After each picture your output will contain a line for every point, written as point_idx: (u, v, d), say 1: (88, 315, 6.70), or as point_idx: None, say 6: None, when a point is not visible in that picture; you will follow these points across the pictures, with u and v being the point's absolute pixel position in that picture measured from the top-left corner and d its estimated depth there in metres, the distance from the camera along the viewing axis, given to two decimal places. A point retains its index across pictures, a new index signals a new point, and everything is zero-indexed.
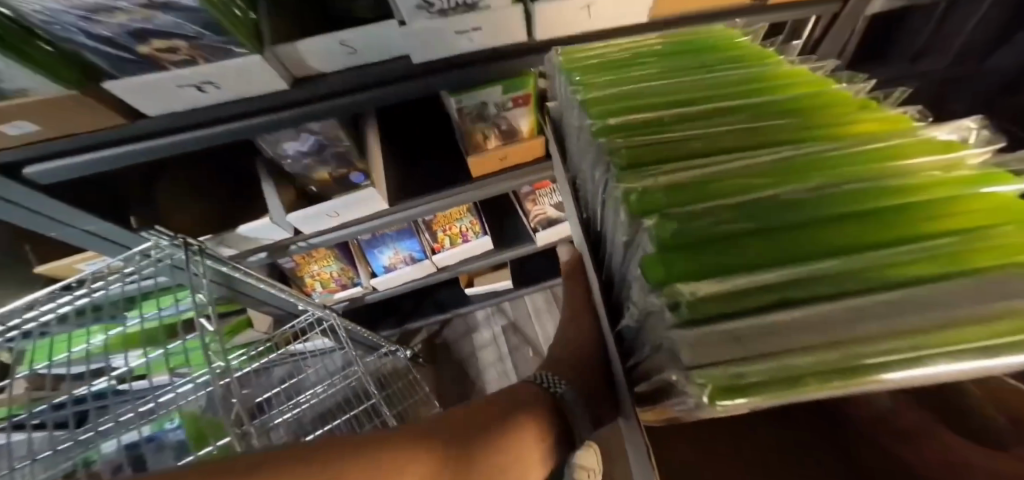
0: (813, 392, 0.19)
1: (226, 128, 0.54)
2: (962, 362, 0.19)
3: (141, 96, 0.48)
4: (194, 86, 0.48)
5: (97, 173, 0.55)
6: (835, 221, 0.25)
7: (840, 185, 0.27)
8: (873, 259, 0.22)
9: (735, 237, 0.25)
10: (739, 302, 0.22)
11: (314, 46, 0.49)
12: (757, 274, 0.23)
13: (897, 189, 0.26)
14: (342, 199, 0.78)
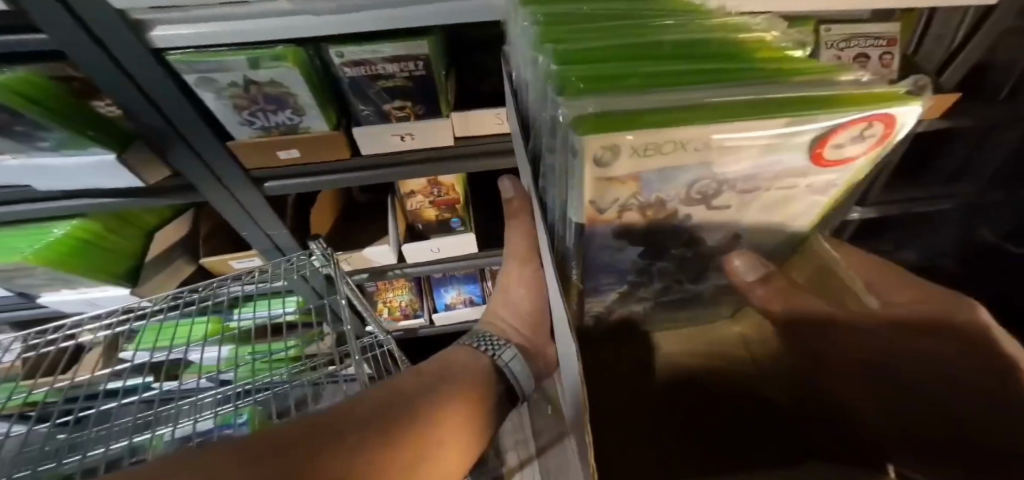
0: (649, 127, 0.21)
1: (409, 169, 0.71)
2: (770, 123, 0.23)
3: (363, 138, 0.64)
4: (401, 136, 0.65)
5: (299, 192, 0.68)
6: (684, 51, 0.28)
7: (692, 26, 0.29)
8: (698, 68, 0.26)
9: (605, 56, 0.28)
10: (605, 86, 0.24)
11: (482, 115, 0.65)
12: (611, 69, 0.26)
13: (743, 39, 0.29)
14: (442, 239, 0.96)
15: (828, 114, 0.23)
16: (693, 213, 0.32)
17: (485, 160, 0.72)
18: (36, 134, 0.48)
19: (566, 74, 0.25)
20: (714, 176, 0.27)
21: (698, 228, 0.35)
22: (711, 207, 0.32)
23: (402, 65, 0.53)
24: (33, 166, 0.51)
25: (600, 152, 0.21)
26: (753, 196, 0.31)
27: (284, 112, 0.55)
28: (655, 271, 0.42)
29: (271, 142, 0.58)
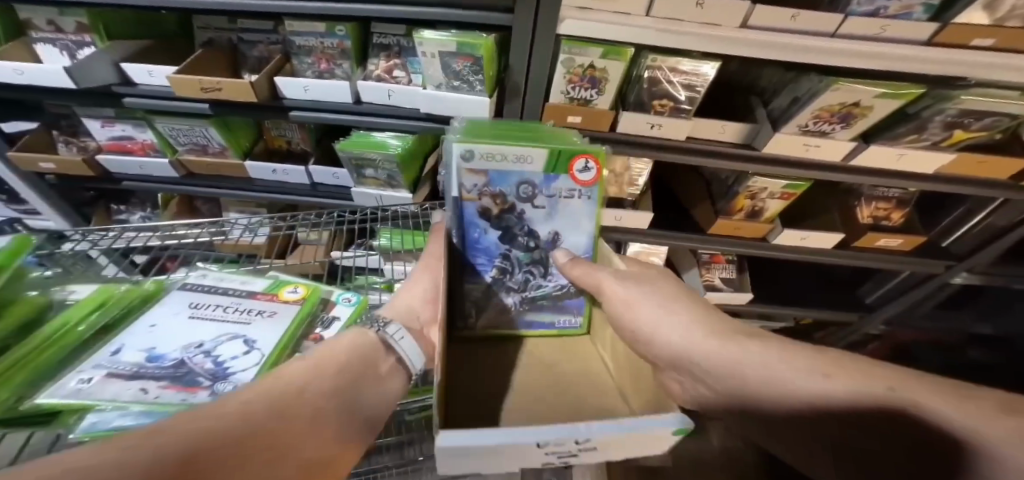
0: (488, 142, 0.46)
1: (640, 150, 0.88)
2: (538, 146, 0.46)
3: (632, 123, 0.84)
4: (652, 125, 0.83)
5: None
6: (531, 131, 0.53)
7: (541, 130, 0.54)
8: (532, 135, 0.50)
9: (493, 127, 0.52)
10: (489, 132, 0.49)
11: (709, 123, 0.83)
12: (495, 132, 0.49)
13: (559, 134, 0.54)
14: (628, 211, 1.02)
15: (575, 149, 0.46)
16: (527, 212, 0.51)
17: (704, 160, 0.87)
18: (463, 82, 0.74)
19: (466, 129, 0.49)
20: (532, 183, 0.49)
21: (537, 224, 0.52)
22: (537, 212, 0.51)
23: (683, 71, 0.77)
24: (445, 98, 0.75)
25: (463, 152, 0.46)
26: (553, 203, 0.51)
27: (592, 90, 0.79)
28: (514, 259, 0.54)
29: (572, 108, 0.82)
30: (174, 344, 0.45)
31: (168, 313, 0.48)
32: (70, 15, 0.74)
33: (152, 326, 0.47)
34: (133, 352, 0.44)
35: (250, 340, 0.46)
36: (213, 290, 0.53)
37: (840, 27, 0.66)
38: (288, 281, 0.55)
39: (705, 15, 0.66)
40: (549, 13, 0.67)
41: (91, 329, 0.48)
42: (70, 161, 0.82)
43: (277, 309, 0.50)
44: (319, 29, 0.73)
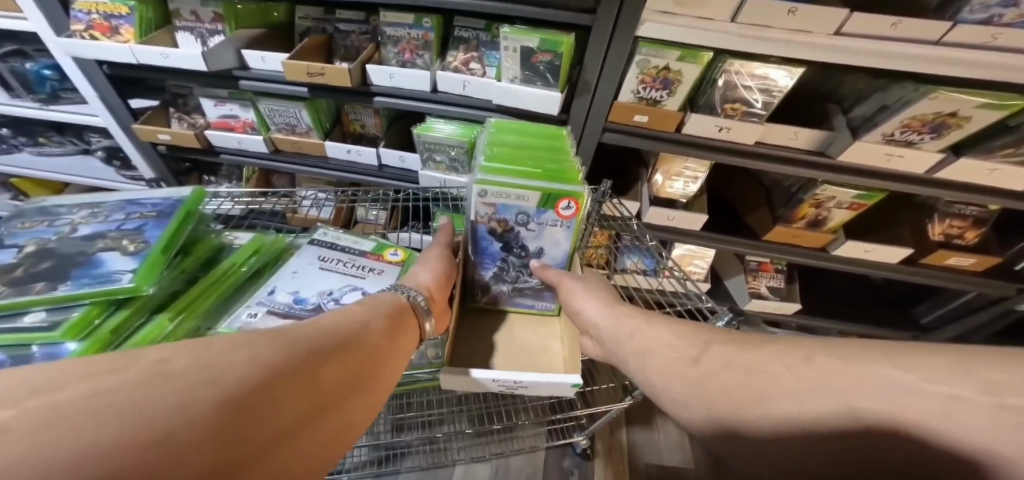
0: (496, 177, 0.49)
1: (703, 152, 0.88)
2: (543, 186, 0.48)
3: (700, 124, 0.84)
4: (720, 127, 0.83)
5: (623, 144, 0.91)
6: (536, 155, 0.55)
7: (544, 150, 0.56)
8: (535, 164, 0.52)
9: (501, 151, 0.54)
10: (499, 163, 0.51)
11: (780, 128, 0.82)
12: (502, 160, 0.52)
13: (558, 155, 0.55)
14: (682, 212, 1.00)
15: (570, 190, 0.48)
16: (524, 234, 0.55)
17: (771, 166, 0.86)
18: (538, 78, 0.78)
19: (481, 161, 0.51)
20: (526, 213, 0.51)
21: (527, 240, 0.56)
22: (521, 233, 0.55)
23: (761, 74, 0.77)
24: (520, 91, 0.78)
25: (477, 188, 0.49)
26: (542, 230, 0.54)
27: (663, 91, 0.81)
28: (510, 263, 0.58)
29: (640, 108, 0.83)
30: (313, 289, 0.54)
31: (304, 263, 0.58)
32: (209, 5, 0.85)
33: (294, 272, 0.56)
34: (281, 293, 0.53)
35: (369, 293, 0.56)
36: (336, 247, 0.61)
37: (945, 35, 0.63)
38: (388, 243, 0.64)
39: (795, 22, 0.67)
40: (632, 13, 0.70)
41: (248, 273, 0.57)
42: (184, 136, 0.91)
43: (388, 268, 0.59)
44: (408, 20, 0.82)
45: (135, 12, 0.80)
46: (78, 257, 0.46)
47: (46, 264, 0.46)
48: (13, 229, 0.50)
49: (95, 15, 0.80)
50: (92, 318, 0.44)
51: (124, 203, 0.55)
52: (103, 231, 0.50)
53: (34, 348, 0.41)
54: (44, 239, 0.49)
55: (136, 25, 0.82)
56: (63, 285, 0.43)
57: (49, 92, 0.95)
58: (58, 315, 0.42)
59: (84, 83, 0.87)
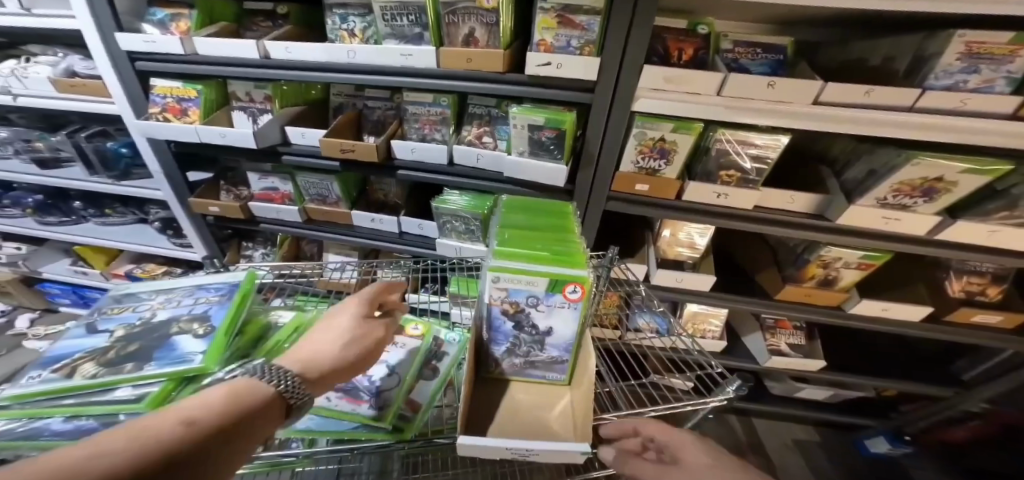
0: (507, 263, 0.53)
1: (705, 216, 0.92)
2: (551, 273, 0.52)
3: (701, 192, 0.88)
4: (718, 194, 0.87)
5: (628, 211, 0.95)
6: (543, 238, 0.60)
7: (550, 233, 0.61)
8: (543, 248, 0.57)
9: (511, 234, 0.60)
10: (509, 247, 0.56)
11: (777, 193, 0.86)
12: (512, 245, 0.57)
13: (563, 238, 0.60)
14: (689, 273, 1.01)
15: (577, 275, 0.52)
16: (533, 316, 0.57)
17: (773, 228, 0.88)
18: (543, 151, 0.85)
19: (493, 246, 0.56)
20: (536, 295, 0.55)
21: (537, 319, 0.57)
22: (531, 313, 0.57)
23: (755, 143, 0.82)
24: (526, 164, 0.86)
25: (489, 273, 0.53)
26: (550, 312, 0.56)
27: (660, 161, 0.87)
28: (521, 339, 0.60)
29: (640, 177, 0.89)
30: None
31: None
32: (263, 89, 0.96)
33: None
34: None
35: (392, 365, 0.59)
36: None
37: (917, 101, 0.72)
38: (410, 318, 0.68)
39: (775, 94, 0.75)
40: (627, 92, 0.80)
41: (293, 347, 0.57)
42: (230, 207, 1.01)
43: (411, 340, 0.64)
44: (427, 100, 0.93)
45: (201, 95, 0.93)
46: (158, 340, 0.50)
47: (134, 346, 0.49)
48: (105, 314, 0.55)
49: (169, 98, 0.93)
50: (169, 391, 0.46)
51: (195, 286, 0.59)
52: (177, 315, 0.53)
53: (119, 419, 0.43)
54: (129, 324, 0.53)
55: (202, 106, 0.93)
56: (148, 364, 0.46)
57: (122, 168, 1.06)
58: (142, 390, 0.45)
59: (154, 162, 0.99)
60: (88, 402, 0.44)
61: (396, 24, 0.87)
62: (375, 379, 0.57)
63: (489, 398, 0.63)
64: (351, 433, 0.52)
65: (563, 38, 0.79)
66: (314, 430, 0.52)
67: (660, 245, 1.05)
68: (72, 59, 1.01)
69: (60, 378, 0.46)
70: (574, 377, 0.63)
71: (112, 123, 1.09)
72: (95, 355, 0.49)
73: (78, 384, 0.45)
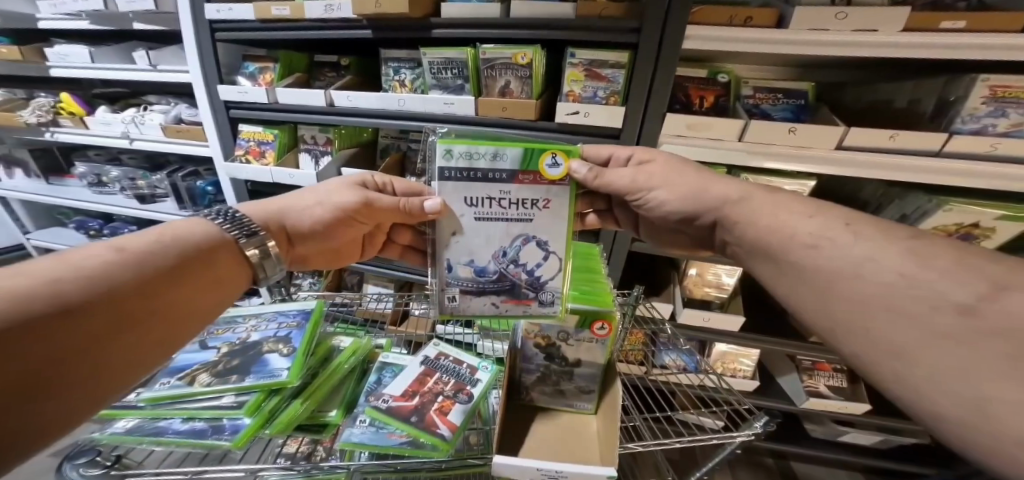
0: None
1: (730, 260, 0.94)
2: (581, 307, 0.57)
3: None
4: None
5: (656, 250, 0.99)
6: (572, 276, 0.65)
7: (579, 272, 0.67)
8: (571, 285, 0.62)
9: None
10: None
11: None
12: None
13: (591, 277, 0.65)
14: (716, 313, 1.02)
15: (605, 311, 0.57)
16: (563, 347, 0.61)
17: None
18: None
19: None
20: (565, 330, 0.59)
21: (567, 352, 0.61)
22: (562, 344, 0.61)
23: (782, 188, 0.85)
24: None
25: None
26: (575, 346, 0.61)
27: None
28: (549, 369, 0.63)
29: None
30: (486, 255, 0.54)
31: (453, 217, 0.53)
32: (326, 132, 1.10)
33: (456, 237, 0.53)
34: (462, 267, 0.55)
35: (544, 245, 0.54)
36: (469, 173, 0.51)
37: (945, 145, 0.72)
38: (530, 155, 0.50)
39: (798, 139, 0.78)
40: (651, 137, 0.86)
41: (349, 371, 0.63)
42: None
43: (552, 198, 0.52)
44: None
45: (276, 139, 1.06)
46: (254, 357, 0.56)
47: (236, 360, 0.55)
48: (212, 333, 0.61)
49: (252, 142, 1.07)
50: (261, 401, 0.52)
51: (276, 313, 0.64)
52: (266, 337, 0.59)
53: (222, 422, 0.49)
54: (231, 342, 0.58)
55: (276, 149, 1.07)
56: (247, 377, 0.52)
57: (206, 204, 1.21)
58: (242, 397, 0.51)
59: (232, 198, 1.13)
60: (197, 407, 0.50)
61: (440, 76, 0.97)
62: (534, 268, 0.55)
63: (521, 421, 0.65)
64: (394, 448, 0.53)
65: (590, 89, 0.86)
66: (366, 443, 0.53)
67: (687, 284, 1.08)
68: (182, 107, 1.16)
69: (183, 385, 0.52)
70: (601, 406, 0.64)
71: (200, 164, 1.26)
72: (208, 366, 0.54)
73: (184, 392, 0.51)
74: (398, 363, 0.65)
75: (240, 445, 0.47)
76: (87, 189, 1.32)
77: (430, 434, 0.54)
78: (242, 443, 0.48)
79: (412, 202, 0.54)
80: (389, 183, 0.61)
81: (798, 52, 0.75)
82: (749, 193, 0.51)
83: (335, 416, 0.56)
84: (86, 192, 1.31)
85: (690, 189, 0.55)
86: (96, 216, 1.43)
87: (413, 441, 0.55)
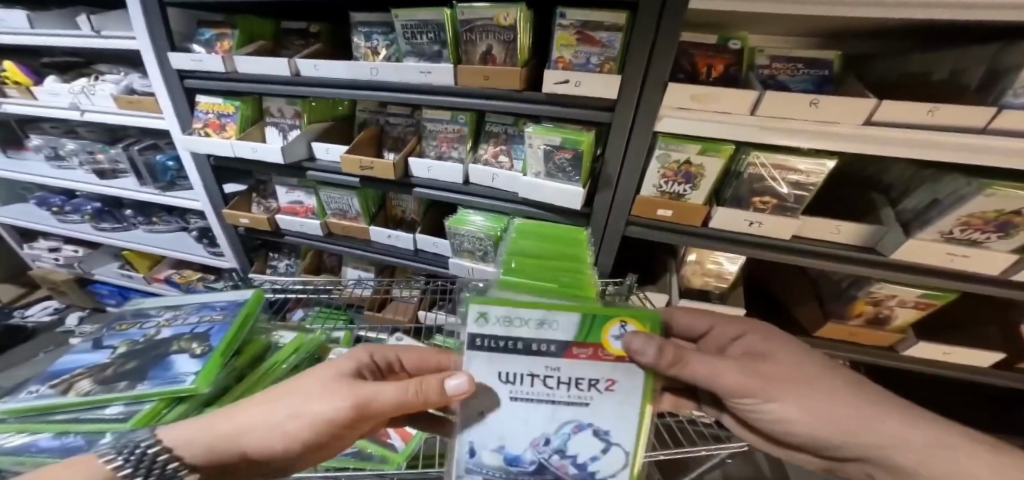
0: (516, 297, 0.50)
1: (738, 247, 0.85)
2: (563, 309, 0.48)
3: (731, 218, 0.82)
4: (750, 221, 0.81)
5: (653, 237, 0.90)
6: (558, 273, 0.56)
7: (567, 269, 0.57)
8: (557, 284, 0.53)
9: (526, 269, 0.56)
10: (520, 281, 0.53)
11: (820, 222, 0.78)
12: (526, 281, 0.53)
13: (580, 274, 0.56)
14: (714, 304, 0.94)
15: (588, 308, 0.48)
16: None
17: (813, 262, 0.81)
18: (560, 173, 0.83)
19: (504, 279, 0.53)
20: None
21: None
22: None
23: (795, 168, 0.75)
24: (542, 185, 0.83)
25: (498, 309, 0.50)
26: None
27: (685, 185, 0.82)
28: None
29: (662, 201, 0.84)
30: (522, 443, 0.40)
31: (487, 395, 0.39)
32: (293, 104, 1.01)
33: (488, 418, 0.40)
34: (488, 453, 0.40)
35: (603, 435, 0.40)
36: (509, 341, 0.38)
37: (992, 121, 0.62)
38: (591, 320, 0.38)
39: (818, 113, 0.68)
40: (649, 110, 0.75)
41: (288, 370, 0.58)
42: (259, 219, 1.06)
43: (618, 379, 0.39)
44: (445, 117, 0.94)
45: (238, 111, 0.97)
46: (155, 358, 0.50)
47: (131, 363, 0.50)
48: (112, 330, 0.57)
49: (211, 114, 0.99)
50: (160, 410, 0.47)
51: (200, 306, 0.60)
52: (179, 333, 0.54)
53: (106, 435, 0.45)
54: (133, 340, 0.54)
55: (238, 122, 0.98)
56: (141, 383, 0.47)
57: (168, 180, 1.13)
58: (133, 407, 0.46)
59: (195, 174, 1.05)
60: (77, 419, 0.46)
61: (416, 42, 0.87)
62: (586, 460, 0.40)
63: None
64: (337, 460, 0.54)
65: (583, 56, 0.76)
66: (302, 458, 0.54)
67: (685, 273, 1.00)
68: (135, 77, 1.07)
69: (54, 395, 0.47)
70: None
71: (162, 138, 1.18)
72: (93, 371, 0.50)
73: (68, 403, 0.46)
74: None
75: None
76: (47, 165, 1.25)
77: (377, 444, 0.57)
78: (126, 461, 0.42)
79: (429, 383, 0.41)
80: (397, 359, 0.53)
81: (823, 12, 0.64)
82: (901, 424, 0.44)
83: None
84: (45, 167, 1.24)
85: (828, 413, 0.46)
86: (60, 192, 1.36)
87: (361, 452, 0.56)
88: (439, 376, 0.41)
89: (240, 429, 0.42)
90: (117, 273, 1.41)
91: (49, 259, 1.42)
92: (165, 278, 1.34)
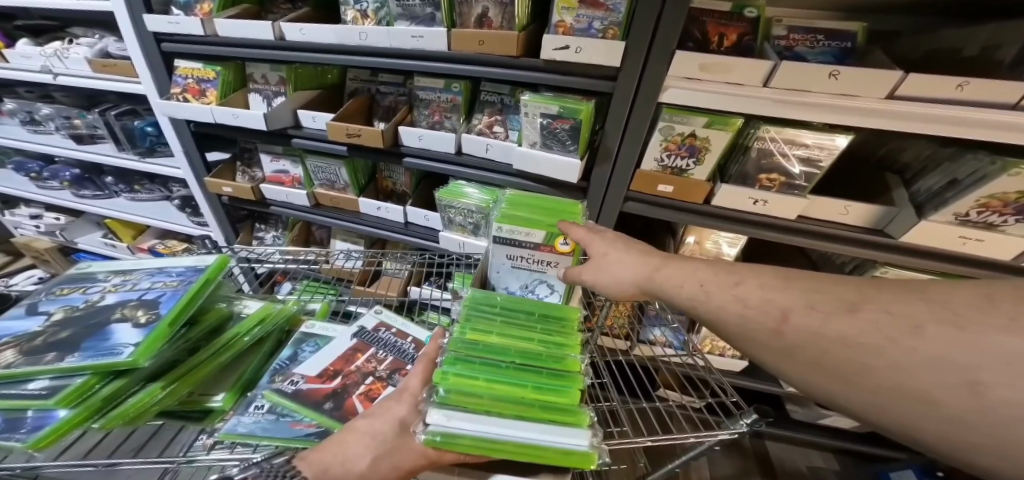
0: (461, 435, 0.39)
1: (739, 225, 0.81)
2: (541, 430, 0.40)
3: (735, 196, 0.78)
4: (755, 200, 0.77)
5: (654, 215, 0.86)
6: (521, 368, 0.45)
7: (530, 360, 0.46)
8: (522, 390, 0.42)
9: (477, 364, 0.45)
10: (470, 391, 0.42)
11: (827, 202, 0.75)
12: (480, 392, 0.42)
13: (553, 364, 0.46)
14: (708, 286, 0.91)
15: (572, 427, 0.40)
16: None
17: (818, 243, 0.78)
18: (556, 143, 0.78)
19: (444, 385, 0.42)
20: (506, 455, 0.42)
21: None
22: None
23: (804, 144, 0.71)
24: (536, 156, 0.79)
25: (438, 433, 0.39)
26: None
27: (689, 160, 0.78)
28: None
29: (663, 177, 0.80)
30: (514, 281, 0.61)
31: (502, 258, 0.60)
32: (278, 70, 0.95)
33: (498, 270, 0.61)
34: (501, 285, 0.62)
35: (552, 285, 0.60)
36: (510, 242, 0.57)
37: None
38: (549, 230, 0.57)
39: (838, 85, 0.64)
40: (655, 81, 0.70)
41: (251, 342, 0.56)
42: (243, 188, 1.03)
43: (561, 261, 0.58)
44: (438, 86, 0.89)
45: (219, 76, 0.92)
46: (94, 327, 0.47)
47: (64, 333, 0.47)
48: (51, 295, 0.53)
49: (190, 79, 0.93)
50: (92, 385, 0.43)
51: (154, 271, 0.56)
52: (125, 300, 0.51)
53: (28, 414, 0.41)
54: (71, 306, 0.51)
55: (219, 87, 0.93)
56: (71, 356, 0.43)
57: (147, 146, 1.09)
58: (61, 382, 0.42)
59: (175, 140, 1.00)
60: None
61: (407, 3, 0.80)
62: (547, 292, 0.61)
63: None
64: (297, 440, 0.45)
65: (584, 20, 0.69)
66: (255, 435, 0.45)
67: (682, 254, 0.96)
68: (111, 40, 1.01)
69: None
70: None
71: (143, 103, 1.12)
72: (21, 340, 0.46)
73: None
74: (323, 335, 0.59)
75: (42, 444, 0.39)
76: (24, 128, 1.20)
77: (345, 423, 0.47)
78: (44, 443, 0.39)
79: (426, 386, 0.44)
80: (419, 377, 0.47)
81: None
82: None
83: (221, 402, 0.50)
84: (21, 131, 1.19)
85: None
86: (38, 158, 1.31)
87: (324, 433, 0.47)
88: (428, 376, 0.46)
89: (333, 469, 0.38)
90: (99, 243, 1.37)
91: (29, 227, 1.37)
92: (148, 247, 1.30)
